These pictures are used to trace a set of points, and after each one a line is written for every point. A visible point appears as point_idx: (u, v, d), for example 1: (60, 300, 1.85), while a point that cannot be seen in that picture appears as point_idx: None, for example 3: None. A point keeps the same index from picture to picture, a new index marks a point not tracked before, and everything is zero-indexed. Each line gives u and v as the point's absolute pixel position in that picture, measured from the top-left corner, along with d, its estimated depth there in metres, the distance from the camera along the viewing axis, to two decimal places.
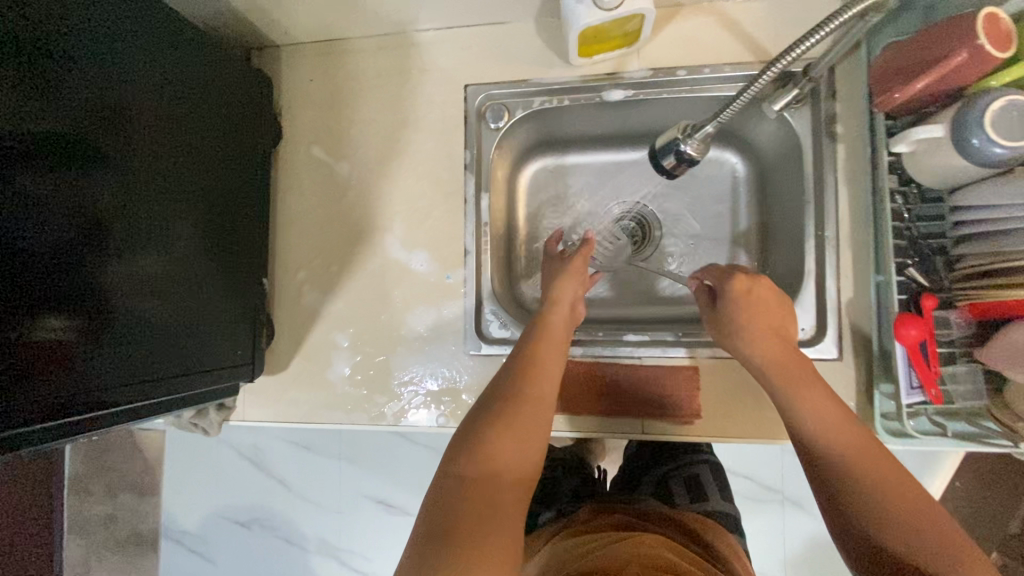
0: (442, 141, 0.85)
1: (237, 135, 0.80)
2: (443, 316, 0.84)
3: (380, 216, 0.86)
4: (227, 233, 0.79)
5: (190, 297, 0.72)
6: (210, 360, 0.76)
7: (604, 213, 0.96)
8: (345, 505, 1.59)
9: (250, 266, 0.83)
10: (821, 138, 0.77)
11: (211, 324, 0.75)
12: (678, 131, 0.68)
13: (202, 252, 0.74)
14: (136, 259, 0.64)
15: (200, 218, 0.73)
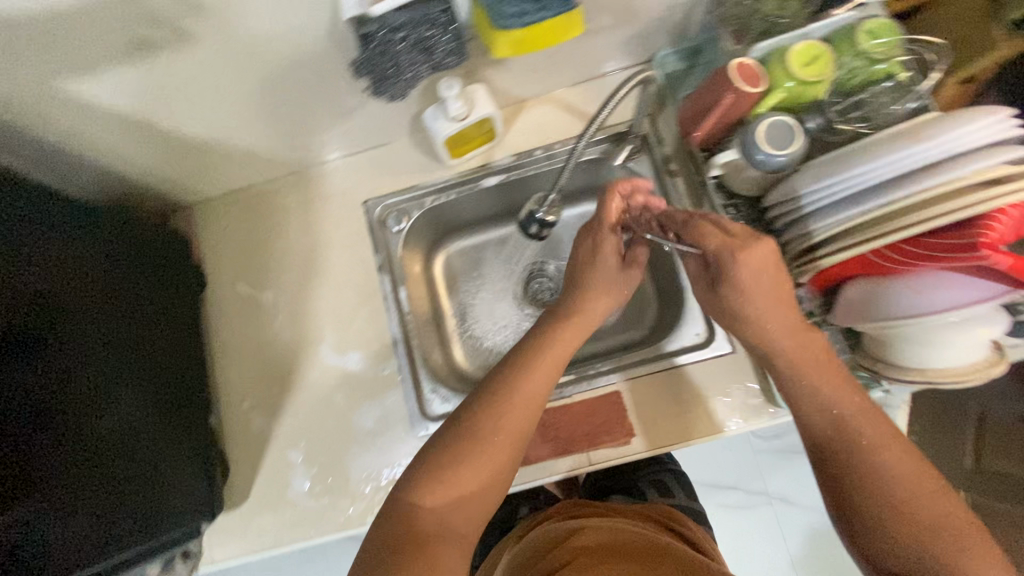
0: (353, 251, 0.96)
1: (163, 290, 0.87)
2: (386, 406, 0.89)
3: (310, 331, 0.93)
4: (170, 386, 0.83)
5: (145, 448, 0.75)
6: (172, 503, 0.78)
7: (514, 276, 1.09)
8: None
9: (197, 411, 0.87)
10: (663, 177, 0.93)
11: (172, 466, 0.78)
12: (531, 204, 0.79)
13: (149, 402, 0.78)
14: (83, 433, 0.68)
15: (141, 371, 0.78)
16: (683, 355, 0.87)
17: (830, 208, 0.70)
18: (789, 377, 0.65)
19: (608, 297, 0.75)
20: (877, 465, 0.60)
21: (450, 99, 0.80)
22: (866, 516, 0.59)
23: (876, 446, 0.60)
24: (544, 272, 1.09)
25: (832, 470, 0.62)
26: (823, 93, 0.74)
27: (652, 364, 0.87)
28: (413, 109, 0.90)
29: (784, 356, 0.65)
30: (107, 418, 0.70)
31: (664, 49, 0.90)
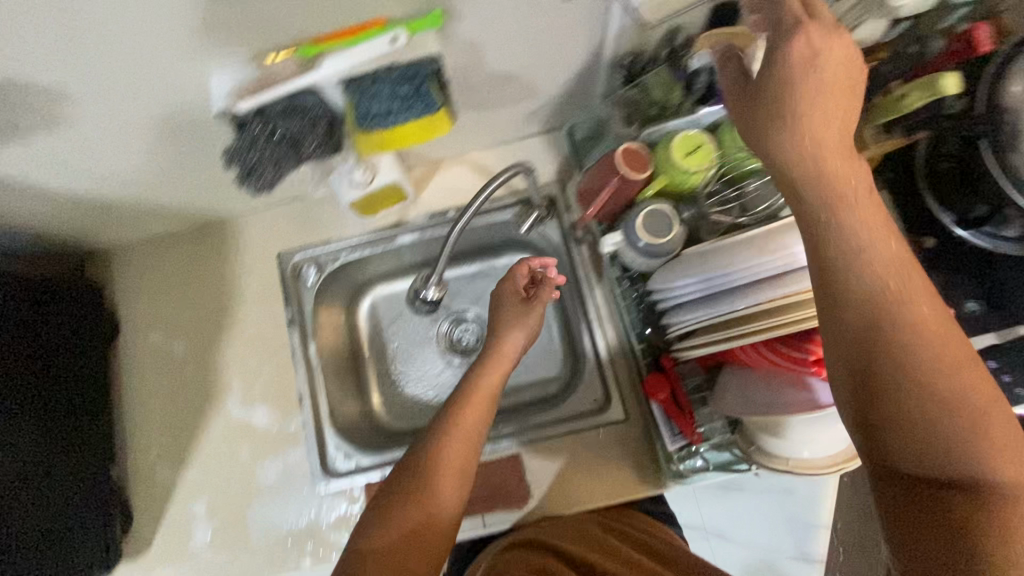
0: (267, 304, 0.98)
1: (74, 347, 0.88)
2: (290, 461, 0.91)
3: (220, 383, 0.95)
4: (73, 438, 0.85)
5: (39, 511, 0.77)
6: (70, 559, 0.81)
7: (434, 325, 1.09)
8: None
9: (102, 464, 0.89)
10: (569, 243, 0.95)
11: (66, 525, 0.80)
12: (415, 284, 0.80)
13: (45, 466, 0.79)
14: None
15: (39, 436, 0.79)
16: (582, 422, 0.88)
17: (702, 299, 0.71)
18: (827, 268, 0.46)
19: (519, 329, 0.80)
20: (924, 392, 0.43)
21: (347, 168, 0.83)
22: (892, 453, 0.45)
23: (928, 359, 0.43)
24: (464, 320, 1.09)
25: (881, 346, 0.44)
26: (703, 181, 0.76)
27: (553, 431, 0.88)
28: None
29: (832, 241, 0.45)
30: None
31: (575, 118, 0.92)
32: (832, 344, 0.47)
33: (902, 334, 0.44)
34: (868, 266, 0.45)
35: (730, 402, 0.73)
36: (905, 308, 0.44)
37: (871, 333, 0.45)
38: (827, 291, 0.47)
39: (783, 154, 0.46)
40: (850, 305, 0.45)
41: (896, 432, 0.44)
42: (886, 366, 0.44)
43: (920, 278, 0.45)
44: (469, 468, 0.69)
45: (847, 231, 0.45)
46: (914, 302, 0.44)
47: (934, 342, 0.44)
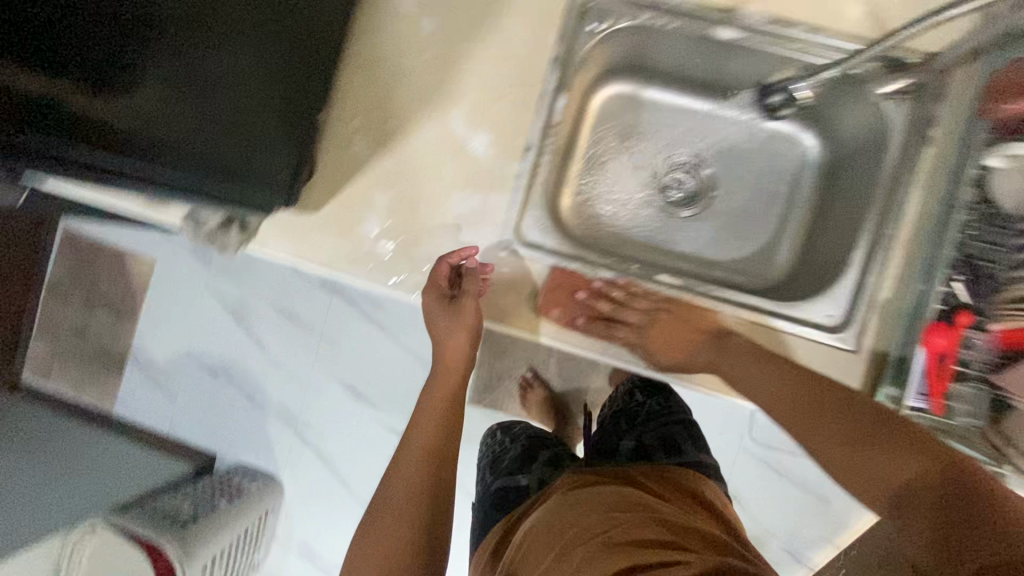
0: (539, 30, 0.81)
1: None
2: (487, 204, 0.83)
3: (453, 87, 0.83)
4: (296, 57, 0.73)
5: (234, 107, 0.68)
6: (251, 175, 0.74)
7: (665, 155, 0.99)
8: (346, 365, 1.88)
9: (314, 99, 0.79)
10: (909, 137, 0.78)
11: (256, 137, 0.73)
12: (792, 72, 0.81)
13: (260, 68, 0.68)
14: (181, 55, 0.60)
15: (264, 32, 0.67)
16: (800, 327, 0.79)
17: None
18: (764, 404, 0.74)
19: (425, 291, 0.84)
20: (812, 417, 0.71)
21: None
22: (849, 460, 0.67)
23: (795, 398, 0.72)
24: (691, 168, 0.99)
25: (779, 413, 0.73)
26: None
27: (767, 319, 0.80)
28: None
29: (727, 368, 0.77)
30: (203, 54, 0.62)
31: None
32: (773, 404, 0.73)
33: (773, 393, 0.73)
34: (762, 373, 0.74)
35: None
36: (770, 403, 0.73)
37: (810, 415, 0.71)
38: (737, 387, 0.76)
39: (737, 369, 0.76)
40: (762, 390, 0.74)
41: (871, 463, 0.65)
42: (807, 439, 0.71)
43: (784, 364, 0.74)
44: (448, 421, 0.92)
45: (735, 356, 0.77)
46: (778, 394, 0.73)
47: (781, 389, 0.73)
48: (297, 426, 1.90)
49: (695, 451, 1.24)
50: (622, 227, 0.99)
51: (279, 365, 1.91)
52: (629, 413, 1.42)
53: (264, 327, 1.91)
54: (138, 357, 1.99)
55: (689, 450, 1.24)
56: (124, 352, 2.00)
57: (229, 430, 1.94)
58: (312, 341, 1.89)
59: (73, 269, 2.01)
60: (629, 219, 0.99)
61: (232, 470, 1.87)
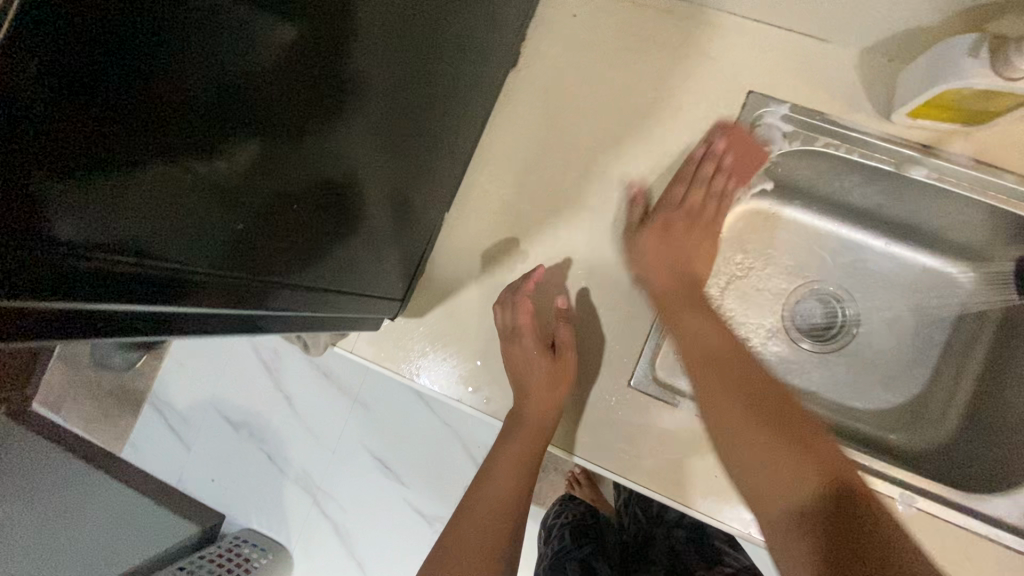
0: (698, 142, 0.72)
1: (460, 82, 0.66)
2: (619, 333, 0.72)
3: (593, 199, 0.74)
4: (412, 185, 0.65)
5: (356, 245, 0.59)
6: (362, 309, 0.64)
7: (801, 282, 0.88)
8: (371, 434, 1.72)
9: (424, 197, 0.68)
10: None
11: (370, 274, 0.63)
12: None
13: (381, 201, 0.60)
14: (321, 205, 0.50)
15: (387, 170, 0.59)
16: (993, 530, 0.65)
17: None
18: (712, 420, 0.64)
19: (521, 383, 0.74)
20: (744, 436, 0.61)
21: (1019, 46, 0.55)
22: (760, 491, 0.59)
23: (743, 424, 0.62)
24: (828, 298, 0.87)
25: (730, 433, 0.62)
26: None
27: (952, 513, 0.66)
28: (927, 20, 0.62)
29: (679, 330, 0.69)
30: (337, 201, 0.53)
31: None
32: (714, 390, 0.65)
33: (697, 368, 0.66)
34: (744, 416, 0.62)
35: None
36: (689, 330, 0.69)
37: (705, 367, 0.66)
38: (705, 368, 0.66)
39: (705, 387, 0.65)
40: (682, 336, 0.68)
41: (784, 466, 0.58)
42: (740, 473, 0.61)
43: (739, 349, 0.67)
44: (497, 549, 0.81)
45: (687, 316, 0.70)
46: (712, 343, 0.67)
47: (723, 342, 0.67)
48: (316, 495, 1.74)
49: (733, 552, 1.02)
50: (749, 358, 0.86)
51: (304, 427, 1.76)
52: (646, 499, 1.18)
53: (293, 383, 1.77)
54: (155, 398, 1.86)
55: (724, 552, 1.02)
56: (141, 391, 1.87)
57: (243, 491, 1.78)
58: (343, 403, 1.74)
59: None
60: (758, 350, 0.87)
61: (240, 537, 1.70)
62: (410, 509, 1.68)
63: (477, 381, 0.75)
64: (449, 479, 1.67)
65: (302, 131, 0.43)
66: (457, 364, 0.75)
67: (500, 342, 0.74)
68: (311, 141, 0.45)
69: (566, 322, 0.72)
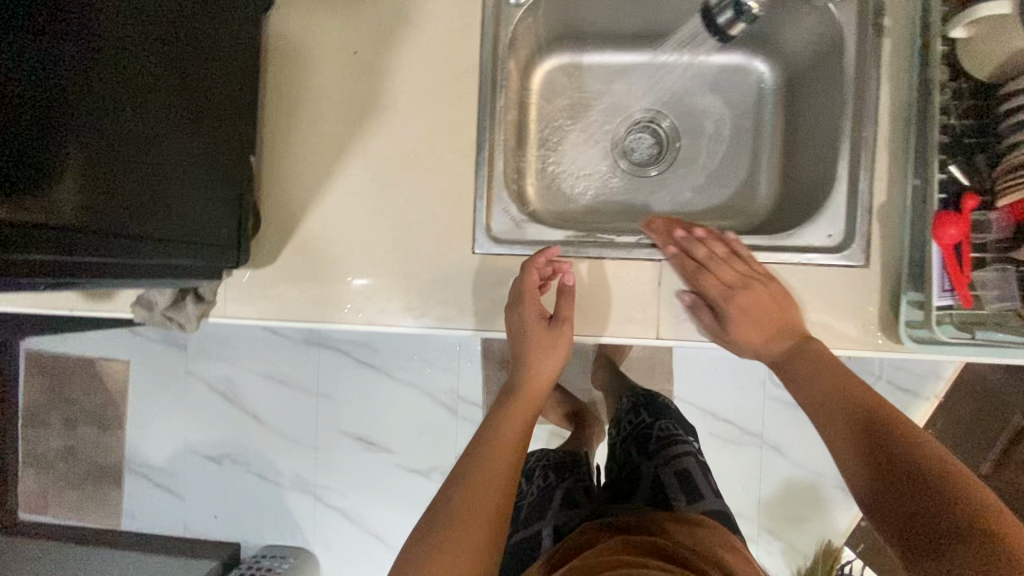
0: (458, 14, 0.77)
1: (235, 31, 0.71)
2: (449, 209, 0.77)
3: (385, 98, 0.78)
4: (215, 134, 0.69)
5: (169, 196, 0.63)
6: (196, 258, 0.68)
7: (623, 117, 0.93)
8: (346, 420, 1.77)
9: (235, 146, 0.73)
10: (866, 31, 0.72)
11: (196, 224, 0.67)
12: None
13: (184, 150, 0.64)
14: (106, 149, 0.55)
15: (180, 118, 0.63)
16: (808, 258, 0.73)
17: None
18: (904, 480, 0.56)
19: (552, 355, 0.79)
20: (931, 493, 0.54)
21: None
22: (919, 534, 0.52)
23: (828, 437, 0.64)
24: (653, 124, 0.93)
25: (893, 481, 0.56)
26: None
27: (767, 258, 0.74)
28: None
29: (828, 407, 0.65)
30: (126, 149, 0.57)
31: None
32: (852, 446, 0.61)
33: (840, 442, 0.63)
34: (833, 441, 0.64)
35: None
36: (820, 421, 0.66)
37: (823, 404, 0.66)
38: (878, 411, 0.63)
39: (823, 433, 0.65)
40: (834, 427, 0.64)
41: (907, 517, 0.54)
42: (843, 465, 0.61)
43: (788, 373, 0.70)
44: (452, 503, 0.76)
45: (807, 361, 0.69)
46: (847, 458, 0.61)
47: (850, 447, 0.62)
48: (315, 492, 1.80)
49: (712, 491, 1.08)
50: (597, 201, 0.93)
51: (282, 437, 1.80)
52: (640, 438, 1.22)
53: (256, 402, 1.81)
54: (133, 465, 1.88)
55: (704, 488, 1.08)
56: (118, 464, 1.89)
57: (248, 515, 1.84)
58: (309, 401, 1.78)
59: (45, 393, 1.90)
60: (602, 191, 0.93)
61: (260, 554, 1.76)
62: (405, 471, 1.76)
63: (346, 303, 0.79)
64: (431, 432, 1.74)
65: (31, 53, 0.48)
66: (321, 293, 0.79)
67: (351, 258, 0.79)
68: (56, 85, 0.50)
69: (404, 218, 0.78)
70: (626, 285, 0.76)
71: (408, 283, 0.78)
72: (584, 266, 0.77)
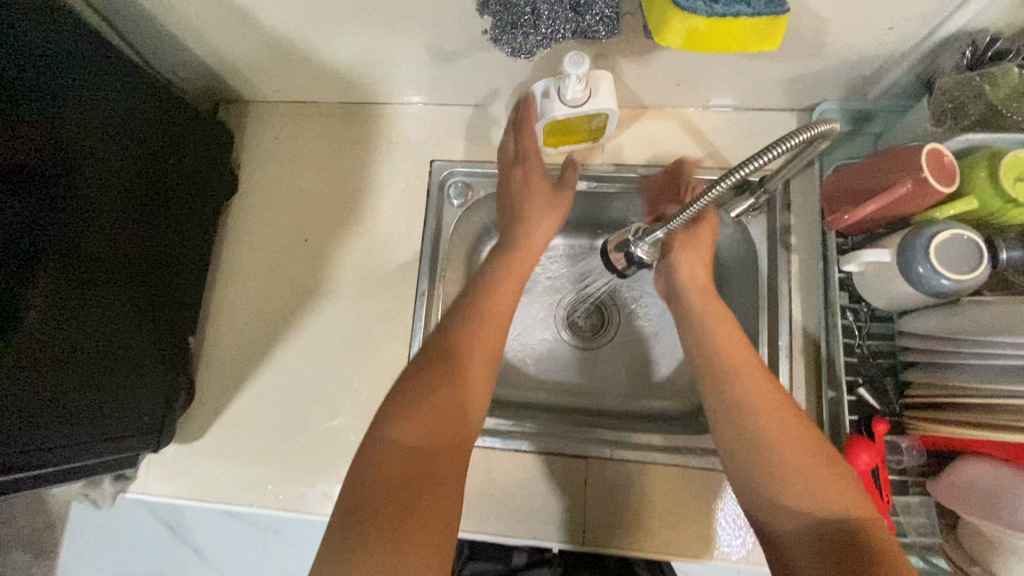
0: (404, 210, 0.84)
1: (203, 231, 0.81)
2: (381, 393, 0.78)
3: (329, 281, 0.82)
4: (170, 324, 0.75)
5: (123, 385, 0.67)
6: (125, 447, 0.69)
7: (561, 298, 0.96)
8: (290, 565, 1.62)
9: (185, 332, 0.79)
10: (776, 247, 0.77)
11: (136, 412, 0.70)
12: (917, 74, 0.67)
13: (144, 336, 0.70)
14: (83, 346, 0.61)
15: (145, 309, 0.70)
16: None
17: (1010, 369, 0.53)
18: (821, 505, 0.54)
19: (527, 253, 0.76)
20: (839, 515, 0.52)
21: (571, 80, 0.65)
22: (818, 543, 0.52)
23: (753, 415, 0.60)
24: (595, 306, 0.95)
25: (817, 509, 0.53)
26: (998, 219, 0.60)
27: (690, 459, 0.74)
28: (522, 77, 0.77)
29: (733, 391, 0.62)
30: (99, 344, 0.63)
31: (831, 103, 0.76)
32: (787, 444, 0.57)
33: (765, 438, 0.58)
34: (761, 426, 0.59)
35: (986, 512, 0.56)
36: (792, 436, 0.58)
37: (767, 400, 0.60)
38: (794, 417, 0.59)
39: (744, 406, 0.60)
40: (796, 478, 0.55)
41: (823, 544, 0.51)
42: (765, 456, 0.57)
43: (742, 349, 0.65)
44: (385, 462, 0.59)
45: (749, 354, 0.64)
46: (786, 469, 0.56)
47: (838, 503, 0.53)
48: None
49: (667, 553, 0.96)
50: (537, 376, 0.93)
51: None
52: None
53: (199, 534, 1.63)
54: None
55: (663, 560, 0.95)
56: None
57: None
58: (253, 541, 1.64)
59: None
60: (544, 366, 0.93)
61: None
62: None
63: (267, 485, 0.77)
64: None
65: (51, 271, 0.56)
66: (245, 473, 0.78)
67: (279, 439, 0.78)
68: (58, 297, 0.57)
69: (337, 399, 0.79)
70: (554, 480, 0.75)
71: (334, 465, 0.77)
72: (511, 458, 0.76)
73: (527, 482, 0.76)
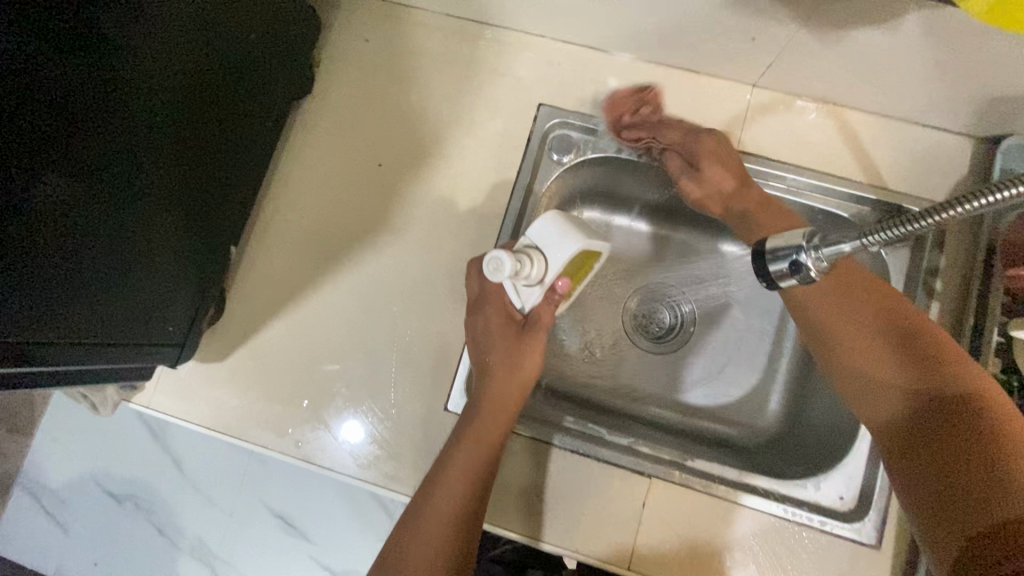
0: (497, 155, 0.72)
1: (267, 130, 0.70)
2: (434, 355, 0.69)
3: (398, 217, 0.72)
4: (214, 228, 0.65)
5: (151, 286, 0.57)
6: (140, 356, 0.60)
7: (637, 291, 0.86)
8: None
9: (227, 239, 0.68)
10: (916, 289, 0.66)
11: (159, 319, 0.61)
12: None
13: (184, 236, 0.60)
14: (117, 232, 0.51)
15: (191, 204, 0.60)
16: (818, 517, 0.65)
17: None
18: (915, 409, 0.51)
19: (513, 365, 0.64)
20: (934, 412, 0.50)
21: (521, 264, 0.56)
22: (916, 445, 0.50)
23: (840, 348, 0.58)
24: (673, 307, 0.85)
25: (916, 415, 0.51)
26: None
27: (764, 503, 0.65)
28: (674, 29, 0.65)
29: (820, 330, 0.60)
30: (137, 234, 0.53)
31: (1018, 138, 0.64)
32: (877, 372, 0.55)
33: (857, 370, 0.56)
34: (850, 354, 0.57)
35: None
36: (918, 367, 0.52)
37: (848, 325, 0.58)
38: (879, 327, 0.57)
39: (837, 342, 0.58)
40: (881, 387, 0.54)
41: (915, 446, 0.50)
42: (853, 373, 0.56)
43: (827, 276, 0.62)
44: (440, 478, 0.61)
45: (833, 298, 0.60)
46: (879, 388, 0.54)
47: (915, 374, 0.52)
48: None
49: None
50: (595, 370, 0.83)
51: None
52: None
53: None
54: None
55: None
56: None
57: None
58: None
59: None
60: (603, 360, 0.84)
61: None
62: None
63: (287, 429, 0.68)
64: None
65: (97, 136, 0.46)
66: (265, 410, 0.69)
67: (310, 380, 0.69)
68: (101, 167, 0.47)
69: (383, 351, 0.69)
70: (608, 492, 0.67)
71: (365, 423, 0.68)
72: (564, 457, 0.68)
73: (578, 488, 0.67)
